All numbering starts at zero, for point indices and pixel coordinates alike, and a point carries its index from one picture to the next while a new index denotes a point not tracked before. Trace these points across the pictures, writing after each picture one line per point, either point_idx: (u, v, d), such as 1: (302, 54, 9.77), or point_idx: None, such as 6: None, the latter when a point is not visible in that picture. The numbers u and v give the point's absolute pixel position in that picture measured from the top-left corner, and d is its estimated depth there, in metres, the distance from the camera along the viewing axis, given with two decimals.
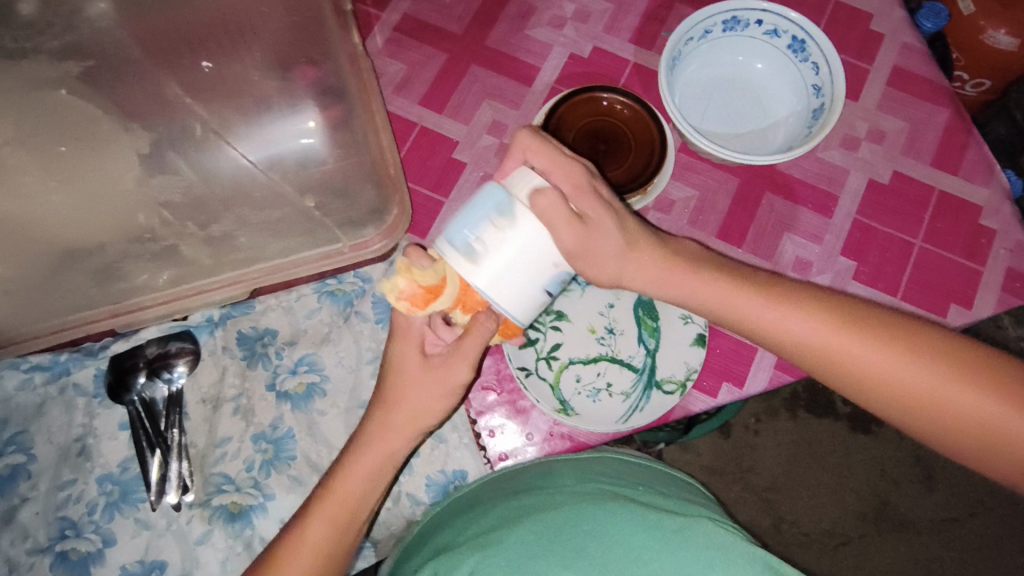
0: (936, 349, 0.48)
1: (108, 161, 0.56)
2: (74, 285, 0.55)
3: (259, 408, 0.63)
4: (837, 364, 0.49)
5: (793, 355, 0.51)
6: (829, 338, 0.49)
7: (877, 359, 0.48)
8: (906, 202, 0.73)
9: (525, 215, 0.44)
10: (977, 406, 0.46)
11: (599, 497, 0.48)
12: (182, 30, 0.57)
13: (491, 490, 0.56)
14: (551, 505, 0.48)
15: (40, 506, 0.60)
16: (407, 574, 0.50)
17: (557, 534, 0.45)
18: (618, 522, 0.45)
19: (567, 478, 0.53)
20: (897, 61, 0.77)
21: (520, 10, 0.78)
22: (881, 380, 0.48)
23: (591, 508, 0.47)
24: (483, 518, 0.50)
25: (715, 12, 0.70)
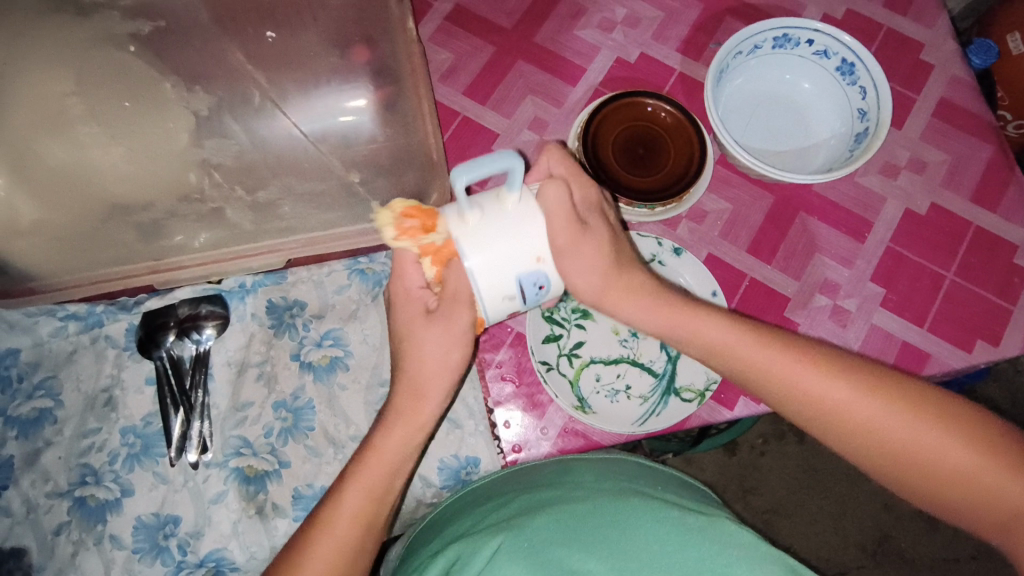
0: (922, 402, 0.46)
1: (162, 122, 0.57)
2: (120, 239, 0.57)
3: (282, 376, 0.65)
4: (820, 414, 0.47)
5: (782, 402, 0.49)
6: (809, 385, 0.47)
7: (853, 404, 0.46)
8: (941, 234, 0.73)
9: (529, 199, 0.46)
10: (934, 442, 0.45)
11: (620, 492, 0.49)
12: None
13: (507, 481, 0.57)
14: (571, 496, 0.49)
15: (63, 451, 0.62)
16: (427, 557, 0.50)
17: (578, 521, 0.45)
18: (640, 514, 0.45)
19: (585, 473, 0.54)
20: (944, 93, 0.77)
21: (571, 11, 0.78)
22: (860, 432, 0.46)
23: (612, 500, 0.47)
24: (504, 507, 0.51)
25: (766, 29, 0.70)
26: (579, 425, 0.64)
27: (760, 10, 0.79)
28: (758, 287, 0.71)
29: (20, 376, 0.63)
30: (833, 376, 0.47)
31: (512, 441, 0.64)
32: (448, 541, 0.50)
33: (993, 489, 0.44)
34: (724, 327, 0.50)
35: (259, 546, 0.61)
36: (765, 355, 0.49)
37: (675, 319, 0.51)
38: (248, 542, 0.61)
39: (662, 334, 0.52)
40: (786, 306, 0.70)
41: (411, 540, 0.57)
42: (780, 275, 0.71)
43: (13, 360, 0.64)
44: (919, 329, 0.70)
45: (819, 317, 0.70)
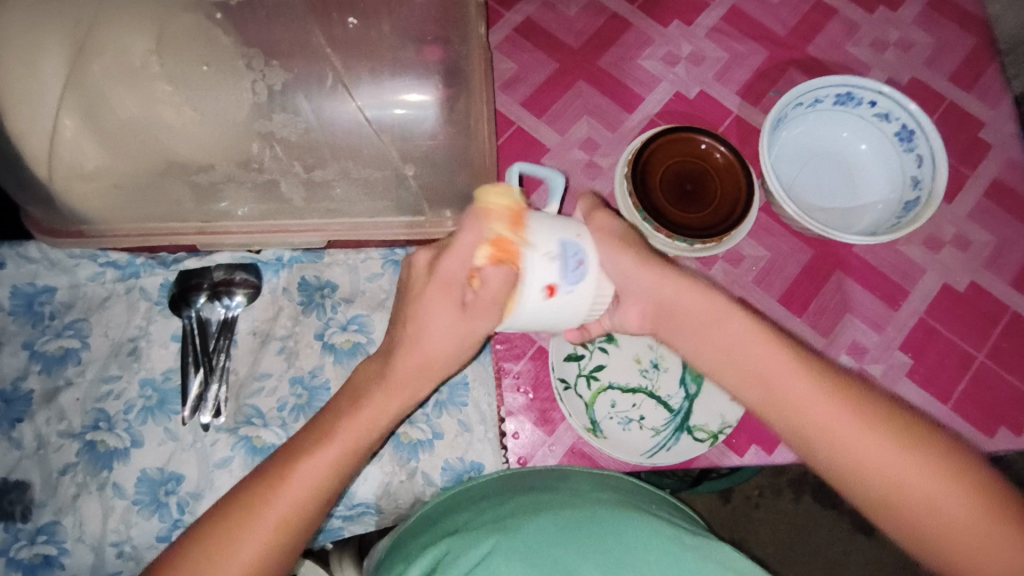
0: (934, 445, 0.44)
1: (233, 90, 0.58)
2: (176, 197, 0.59)
3: (303, 353, 0.65)
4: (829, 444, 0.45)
5: (802, 432, 0.46)
6: (825, 412, 0.45)
7: (879, 453, 0.44)
8: (977, 315, 0.72)
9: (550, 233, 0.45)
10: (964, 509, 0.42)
11: (619, 506, 0.49)
12: None
13: (500, 481, 0.56)
14: (568, 504, 0.48)
15: (81, 393, 0.63)
16: (415, 549, 0.50)
17: (577, 528, 0.45)
18: (642, 532, 0.45)
19: (582, 482, 0.53)
20: (999, 174, 0.77)
21: (637, 39, 0.79)
22: (864, 470, 0.44)
23: (612, 513, 0.47)
24: (496, 509, 0.50)
25: (830, 85, 0.71)
26: (587, 447, 0.64)
27: (824, 66, 0.79)
28: (785, 339, 0.70)
29: (52, 314, 0.65)
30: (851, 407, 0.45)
31: (519, 452, 0.64)
32: (441, 535, 0.50)
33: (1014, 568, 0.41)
34: (748, 333, 0.48)
35: None
36: (780, 371, 0.46)
37: (719, 338, 0.48)
38: None
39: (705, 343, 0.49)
40: None
41: (400, 531, 0.55)
42: (808, 330, 0.71)
43: (48, 297, 0.65)
44: (941, 405, 0.69)
45: None
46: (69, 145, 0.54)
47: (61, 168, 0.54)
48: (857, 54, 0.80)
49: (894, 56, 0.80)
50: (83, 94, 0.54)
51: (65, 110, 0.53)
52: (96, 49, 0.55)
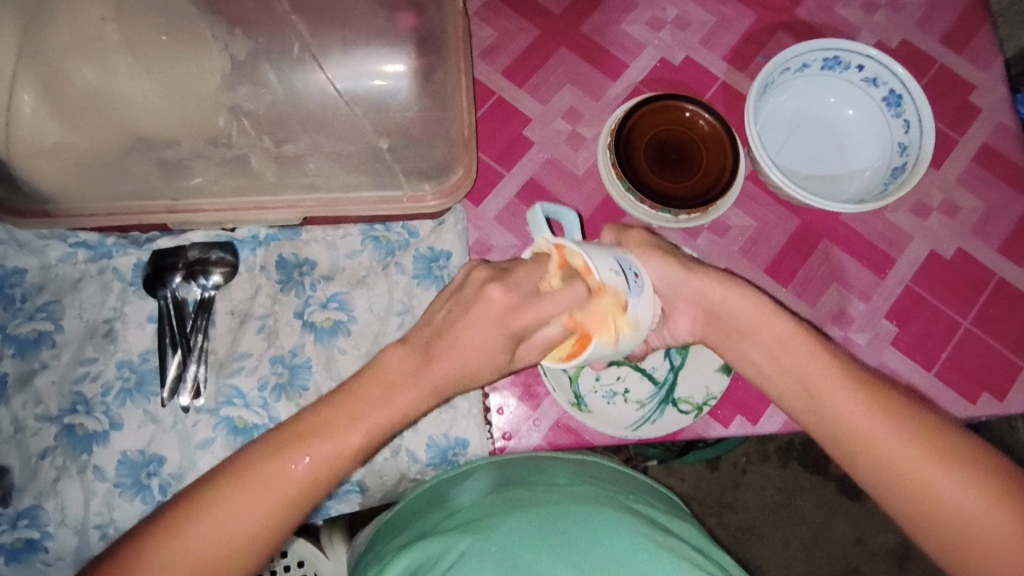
0: (949, 439, 0.43)
1: (196, 62, 0.56)
2: (142, 172, 0.57)
3: (283, 332, 0.64)
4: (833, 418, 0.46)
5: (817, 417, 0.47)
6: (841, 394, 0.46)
7: (889, 438, 0.44)
8: (964, 282, 0.71)
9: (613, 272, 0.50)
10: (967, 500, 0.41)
11: (597, 502, 0.49)
12: None
13: (479, 475, 0.56)
14: (545, 500, 0.49)
15: (57, 376, 0.62)
16: (391, 549, 0.50)
17: (552, 524, 0.46)
18: (618, 532, 0.46)
19: (560, 475, 0.54)
20: (988, 138, 0.75)
21: (621, 3, 0.77)
22: (882, 462, 0.44)
23: (590, 510, 0.48)
24: (472, 507, 0.51)
25: (817, 48, 0.69)
26: (572, 421, 0.64)
27: (813, 29, 0.77)
28: None
29: (23, 297, 0.63)
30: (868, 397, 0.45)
31: (504, 427, 0.64)
32: (417, 536, 0.50)
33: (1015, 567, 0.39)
34: (776, 327, 0.51)
35: None
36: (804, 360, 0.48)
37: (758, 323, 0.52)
38: None
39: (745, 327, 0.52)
40: None
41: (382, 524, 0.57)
42: (794, 300, 0.70)
43: (19, 279, 0.63)
44: (926, 373, 0.69)
45: None
46: (27, 121, 0.52)
47: (19, 145, 0.53)
48: (846, 16, 0.78)
49: (884, 18, 0.78)
50: (40, 66, 0.52)
51: (21, 85, 0.51)
52: (50, 19, 0.52)
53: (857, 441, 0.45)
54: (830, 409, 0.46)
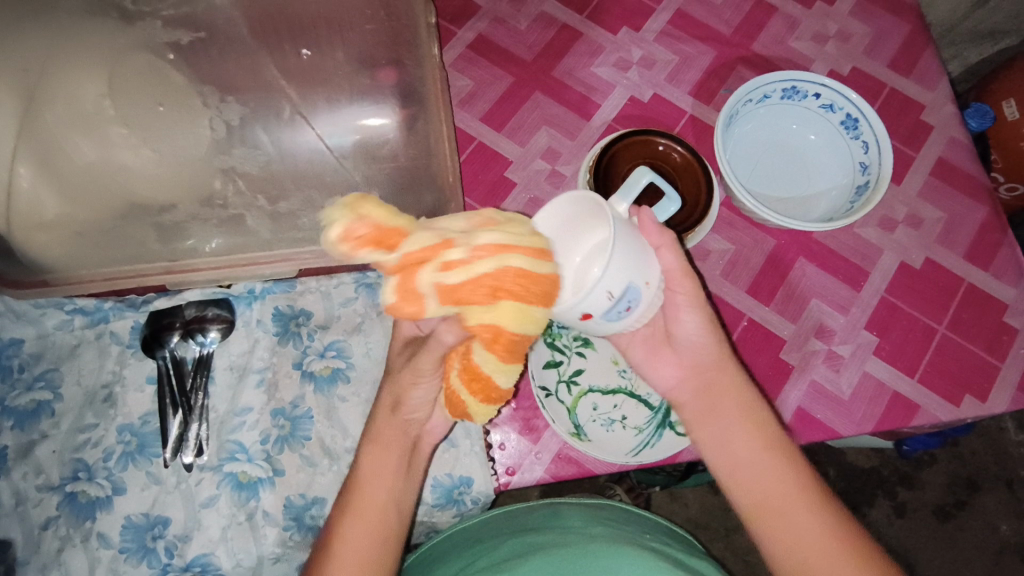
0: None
1: (191, 129, 0.58)
2: (139, 238, 0.58)
3: (282, 383, 0.65)
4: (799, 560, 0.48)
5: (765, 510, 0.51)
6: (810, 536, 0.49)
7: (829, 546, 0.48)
8: (935, 289, 0.75)
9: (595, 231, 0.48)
10: None
11: (610, 538, 0.55)
12: (288, 14, 0.59)
13: (495, 525, 0.62)
14: (561, 542, 0.55)
15: (57, 445, 0.62)
16: None
17: (569, 566, 0.51)
18: (634, 560, 0.52)
19: (573, 518, 0.60)
20: (943, 153, 0.80)
21: (589, 48, 0.81)
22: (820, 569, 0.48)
23: (604, 546, 0.53)
24: (494, 553, 0.56)
25: (776, 80, 0.73)
26: (573, 452, 0.65)
27: (769, 62, 0.82)
28: (755, 329, 0.72)
29: (20, 367, 0.63)
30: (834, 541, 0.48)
31: (507, 463, 0.65)
32: None
33: None
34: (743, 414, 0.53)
35: (247, 553, 0.61)
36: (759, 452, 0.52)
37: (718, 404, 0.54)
38: (235, 549, 0.61)
39: (710, 402, 0.54)
40: (781, 348, 0.72)
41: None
42: (777, 318, 0.73)
43: (15, 350, 0.64)
44: (910, 379, 0.71)
45: (813, 360, 0.72)
46: (27, 195, 0.53)
47: (19, 219, 0.53)
48: (799, 48, 0.83)
49: (835, 48, 0.83)
50: (40, 145, 0.53)
51: (20, 160, 0.52)
52: (48, 99, 0.54)
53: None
54: (798, 547, 0.49)
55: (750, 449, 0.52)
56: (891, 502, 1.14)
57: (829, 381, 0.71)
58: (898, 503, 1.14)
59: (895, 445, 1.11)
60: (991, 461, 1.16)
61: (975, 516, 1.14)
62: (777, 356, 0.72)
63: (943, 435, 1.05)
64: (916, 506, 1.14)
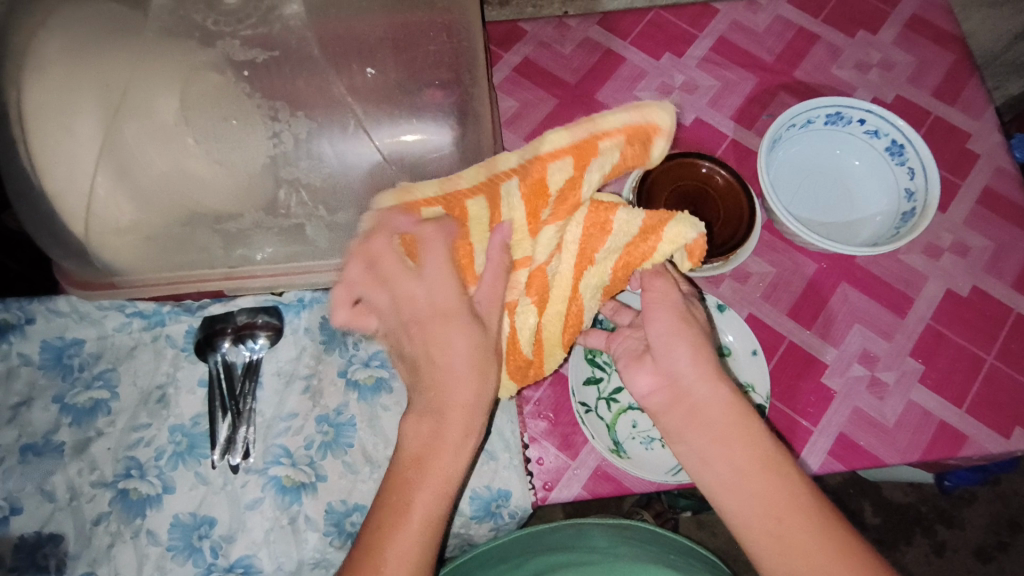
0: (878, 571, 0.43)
1: (252, 140, 0.59)
2: (205, 245, 0.63)
3: (327, 391, 0.66)
4: (781, 536, 0.43)
5: (742, 465, 0.45)
6: (795, 508, 0.44)
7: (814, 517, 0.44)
8: (982, 318, 0.74)
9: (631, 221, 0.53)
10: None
11: (638, 557, 0.55)
12: (357, 39, 0.64)
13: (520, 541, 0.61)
14: (586, 561, 0.55)
15: (112, 442, 0.64)
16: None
17: None
18: None
19: (600, 538, 0.59)
20: (989, 181, 0.79)
21: (632, 72, 0.83)
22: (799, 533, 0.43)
23: (632, 565, 0.54)
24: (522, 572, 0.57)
25: (820, 106, 0.74)
26: (611, 469, 0.65)
27: (812, 88, 0.83)
28: (796, 353, 0.72)
29: (81, 366, 0.66)
30: (818, 512, 0.44)
31: (544, 477, 0.65)
32: None
33: None
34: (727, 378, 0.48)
35: (288, 557, 0.61)
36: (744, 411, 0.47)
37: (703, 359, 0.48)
38: (278, 552, 0.62)
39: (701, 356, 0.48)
40: (823, 373, 0.71)
41: None
42: (819, 342, 0.72)
43: (76, 349, 0.66)
44: (956, 409, 0.70)
45: (856, 386, 0.71)
46: (103, 201, 0.56)
47: (95, 223, 0.57)
48: (842, 75, 0.84)
49: (877, 75, 0.84)
50: (116, 154, 0.56)
51: (99, 169, 0.55)
52: (130, 112, 0.57)
53: (804, 563, 0.43)
54: (776, 510, 0.44)
55: (729, 414, 0.46)
56: (930, 541, 1.11)
57: (872, 408, 0.70)
58: (937, 542, 1.11)
59: (936, 481, 1.08)
60: None
61: (1018, 559, 1.10)
62: (819, 381, 0.71)
63: (986, 472, 1.02)
64: (956, 546, 1.10)
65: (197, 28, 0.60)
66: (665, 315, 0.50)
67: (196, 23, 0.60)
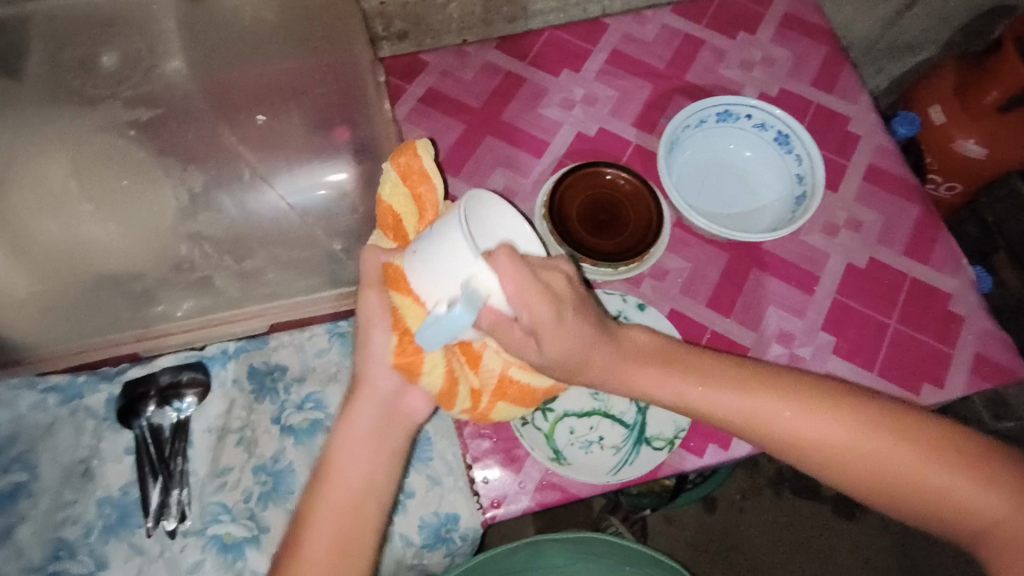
0: (837, 403, 0.52)
1: (155, 200, 0.60)
2: (112, 309, 0.59)
3: (262, 440, 0.65)
4: (835, 452, 0.51)
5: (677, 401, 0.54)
6: (912, 459, 0.50)
7: (745, 404, 0.53)
8: (881, 286, 0.79)
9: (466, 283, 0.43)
10: (830, 432, 0.51)
11: None
12: (246, 87, 0.64)
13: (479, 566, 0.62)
14: None
15: (37, 525, 0.61)
16: None
17: None
18: None
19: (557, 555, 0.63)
20: (872, 159, 0.85)
21: (533, 91, 0.86)
22: (768, 427, 0.52)
23: None
24: None
25: (709, 106, 0.79)
26: (556, 478, 0.66)
27: (703, 90, 0.88)
28: (719, 339, 0.75)
29: None
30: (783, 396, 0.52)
31: (491, 495, 0.65)
32: None
33: (879, 455, 0.51)
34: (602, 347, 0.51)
35: None
36: (646, 366, 0.53)
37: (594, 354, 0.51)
38: None
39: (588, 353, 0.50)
40: (746, 356, 0.75)
41: None
42: (738, 327, 0.76)
43: None
44: (870, 373, 0.75)
45: (777, 365, 0.74)
46: None
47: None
48: (729, 75, 0.89)
49: (761, 73, 0.89)
50: (11, 231, 0.56)
51: None
52: (16, 185, 0.57)
53: (808, 444, 0.52)
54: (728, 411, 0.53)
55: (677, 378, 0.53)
56: None
57: None
58: None
59: None
60: None
61: None
62: None
63: None
64: None
65: (77, 93, 0.60)
66: (597, 356, 0.51)
67: (75, 88, 0.60)
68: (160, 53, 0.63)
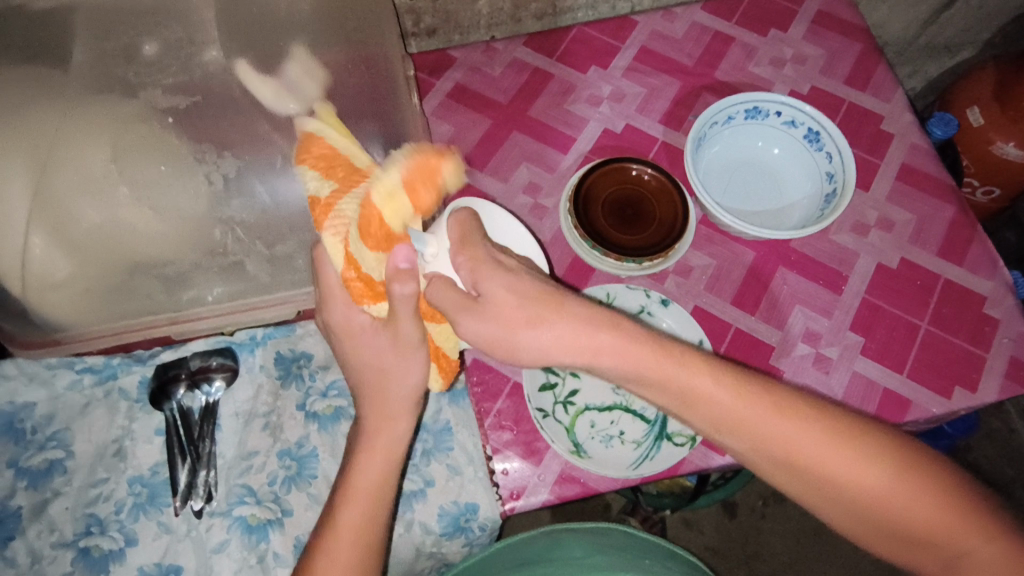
0: (853, 435, 0.49)
1: (188, 185, 0.61)
2: (145, 292, 0.63)
3: (287, 425, 0.67)
4: (841, 486, 0.48)
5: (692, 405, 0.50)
6: (921, 510, 0.48)
7: (761, 417, 0.49)
8: (913, 287, 0.77)
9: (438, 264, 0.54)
10: (845, 467, 0.48)
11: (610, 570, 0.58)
12: None
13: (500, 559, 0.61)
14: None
15: (70, 501, 0.63)
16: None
17: None
18: None
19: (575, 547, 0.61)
20: (906, 158, 0.84)
21: (561, 87, 0.86)
22: (775, 443, 0.49)
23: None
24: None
25: (737, 102, 0.78)
26: (576, 471, 0.65)
27: (732, 87, 0.87)
28: (743, 337, 0.74)
29: (33, 429, 0.65)
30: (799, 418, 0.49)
31: (510, 487, 0.65)
32: None
33: (889, 499, 0.48)
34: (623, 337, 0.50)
35: None
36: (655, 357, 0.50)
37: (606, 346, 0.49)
38: None
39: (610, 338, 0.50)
40: (771, 355, 0.74)
41: None
42: (764, 326, 0.75)
43: (28, 412, 0.66)
44: (899, 375, 0.73)
45: (802, 365, 0.73)
46: (39, 259, 0.57)
47: (33, 280, 0.57)
48: (759, 73, 0.88)
49: (792, 70, 0.88)
50: (47, 212, 0.57)
51: (32, 229, 0.56)
52: (57, 168, 0.57)
53: (817, 473, 0.49)
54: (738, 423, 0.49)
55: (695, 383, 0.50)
56: None
57: (820, 383, 0.72)
58: None
59: None
60: (1007, 464, 1.16)
61: None
62: (768, 363, 0.73)
63: (950, 439, 1.06)
64: None
65: (119, 81, 0.62)
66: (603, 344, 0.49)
67: (119, 77, 0.63)
68: (199, 44, 0.65)
